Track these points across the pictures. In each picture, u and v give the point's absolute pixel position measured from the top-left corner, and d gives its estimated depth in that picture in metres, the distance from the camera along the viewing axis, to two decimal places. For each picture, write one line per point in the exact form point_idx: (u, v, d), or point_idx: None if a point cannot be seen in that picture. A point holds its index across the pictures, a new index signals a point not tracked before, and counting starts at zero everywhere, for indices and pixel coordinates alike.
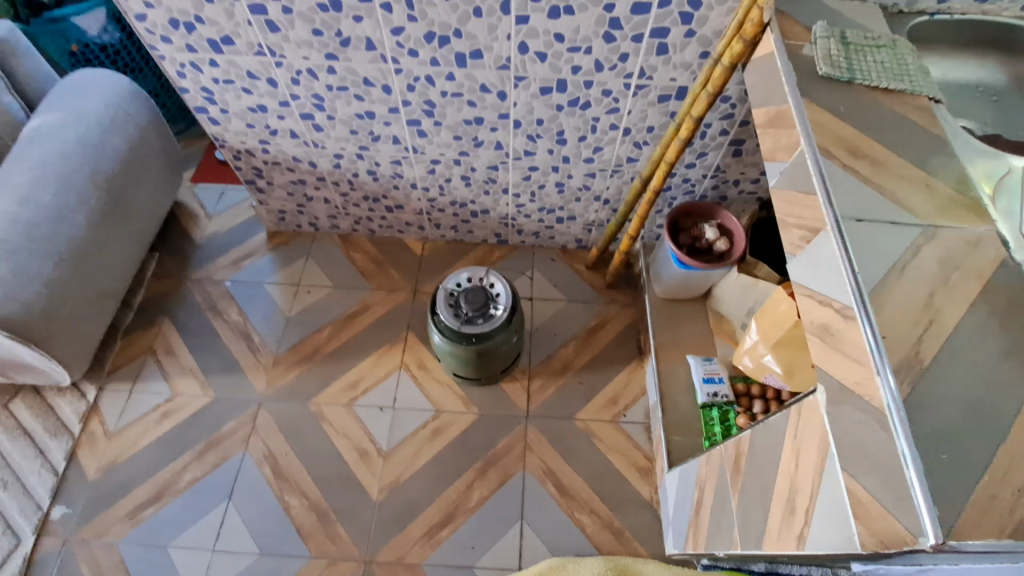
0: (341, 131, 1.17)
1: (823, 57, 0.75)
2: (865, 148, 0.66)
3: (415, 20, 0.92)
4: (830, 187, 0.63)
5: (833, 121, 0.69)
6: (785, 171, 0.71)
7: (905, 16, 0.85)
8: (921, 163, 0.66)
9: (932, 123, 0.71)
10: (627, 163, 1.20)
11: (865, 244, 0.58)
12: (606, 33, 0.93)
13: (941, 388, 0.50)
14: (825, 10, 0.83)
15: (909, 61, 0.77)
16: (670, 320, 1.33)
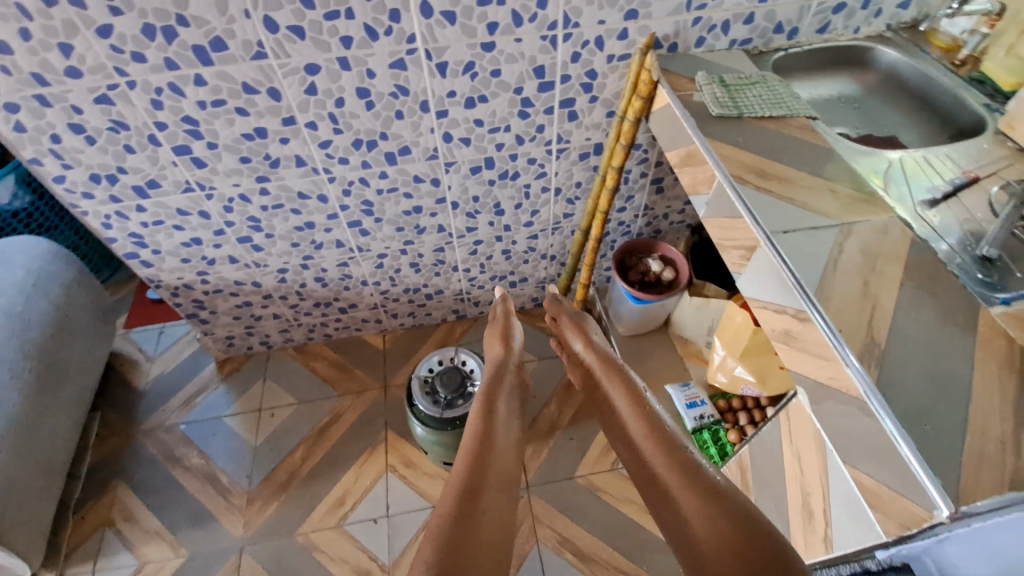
0: (282, 246, 1.18)
1: (712, 101, 0.85)
2: (771, 169, 0.75)
3: (341, 132, 0.97)
4: (752, 208, 0.70)
5: (736, 152, 0.78)
6: (710, 202, 0.79)
7: (765, 54, 0.98)
8: (819, 172, 0.75)
9: (817, 137, 0.81)
10: (564, 220, 1.27)
11: (798, 250, 0.65)
12: (520, 111, 1.01)
13: (903, 364, 0.55)
14: (700, 62, 0.95)
15: (782, 90, 0.89)
16: (640, 356, 1.39)
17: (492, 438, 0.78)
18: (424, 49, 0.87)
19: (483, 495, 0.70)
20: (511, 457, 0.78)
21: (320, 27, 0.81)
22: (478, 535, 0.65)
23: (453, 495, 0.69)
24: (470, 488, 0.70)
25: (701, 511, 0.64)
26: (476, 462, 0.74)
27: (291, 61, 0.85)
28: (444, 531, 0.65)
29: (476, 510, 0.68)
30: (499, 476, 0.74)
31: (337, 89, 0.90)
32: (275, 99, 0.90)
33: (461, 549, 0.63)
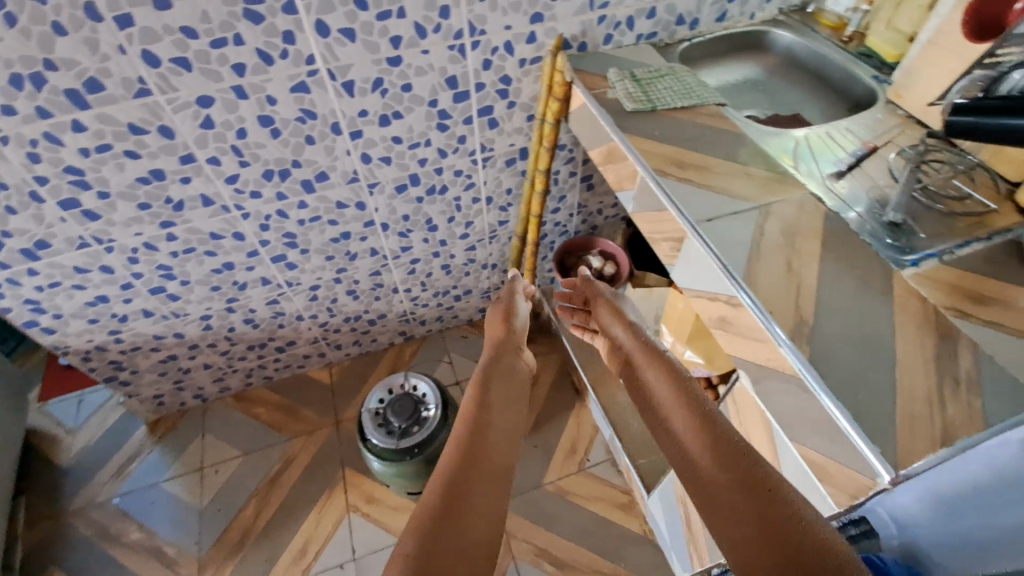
0: (201, 291, 1.10)
1: (625, 97, 0.86)
2: (689, 159, 0.76)
3: (248, 165, 0.91)
4: (675, 199, 0.70)
5: (654, 146, 0.78)
6: (635, 197, 0.79)
7: (671, 46, 1.01)
8: (734, 157, 0.77)
9: (728, 123, 0.83)
10: (500, 227, 1.26)
11: (722, 237, 0.66)
12: (439, 124, 0.98)
13: (831, 337, 0.57)
14: (610, 59, 0.96)
15: (690, 80, 0.91)
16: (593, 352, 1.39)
17: (482, 415, 0.61)
18: (326, 69, 0.83)
19: (463, 482, 0.52)
20: (509, 440, 0.59)
21: (207, 57, 0.76)
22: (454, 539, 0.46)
23: (428, 484, 0.52)
24: (446, 475, 0.52)
25: (745, 474, 0.46)
26: (458, 444, 0.56)
27: (180, 95, 0.79)
28: (414, 530, 0.47)
29: (454, 504, 0.49)
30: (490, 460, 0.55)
31: (237, 120, 0.84)
32: (168, 137, 0.83)
33: (428, 556, 0.44)
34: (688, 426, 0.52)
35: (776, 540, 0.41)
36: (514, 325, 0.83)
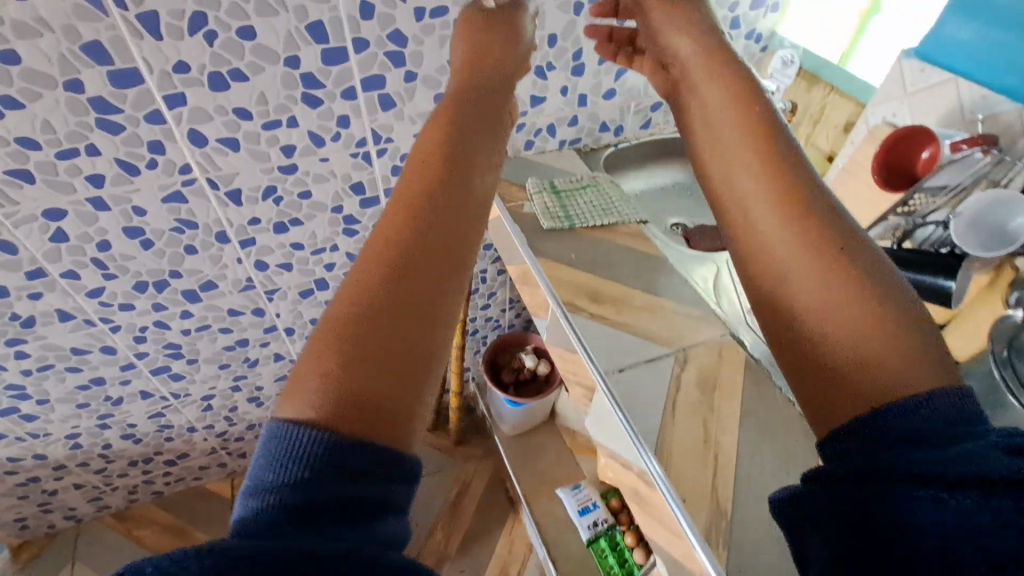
0: (64, 409, 0.95)
1: (542, 213, 0.80)
2: (604, 290, 0.70)
3: (114, 277, 0.80)
4: (586, 341, 0.63)
5: (568, 272, 0.72)
6: (548, 327, 0.71)
7: (596, 151, 0.97)
8: (651, 288, 0.71)
9: (648, 245, 0.78)
10: None
11: (633, 396, 0.58)
12: (346, 229, 0.90)
13: (750, 536, 0.50)
14: (531, 166, 0.91)
15: (612, 193, 0.86)
16: (528, 457, 1.28)
17: (440, 198, 0.48)
18: (205, 179, 0.74)
19: (409, 278, 0.43)
20: (452, 217, 0.47)
21: (53, 168, 0.66)
22: (391, 358, 0.40)
23: (366, 277, 0.43)
24: (387, 279, 0.43)
25: (815, 279, 0.42)
26: (401, 239, 0.45)
27: (21, 208, 0.68)
28: (336, 351, 0.40)
29: (397, 319, 0.42)
30: (446, 257, 0.46)
31: (96, 232, 0.74)
32: (9, 252, 0.71)
33: (356, 375, 0.39)
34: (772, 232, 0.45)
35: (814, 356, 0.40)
36: (500, 70, 0.63)
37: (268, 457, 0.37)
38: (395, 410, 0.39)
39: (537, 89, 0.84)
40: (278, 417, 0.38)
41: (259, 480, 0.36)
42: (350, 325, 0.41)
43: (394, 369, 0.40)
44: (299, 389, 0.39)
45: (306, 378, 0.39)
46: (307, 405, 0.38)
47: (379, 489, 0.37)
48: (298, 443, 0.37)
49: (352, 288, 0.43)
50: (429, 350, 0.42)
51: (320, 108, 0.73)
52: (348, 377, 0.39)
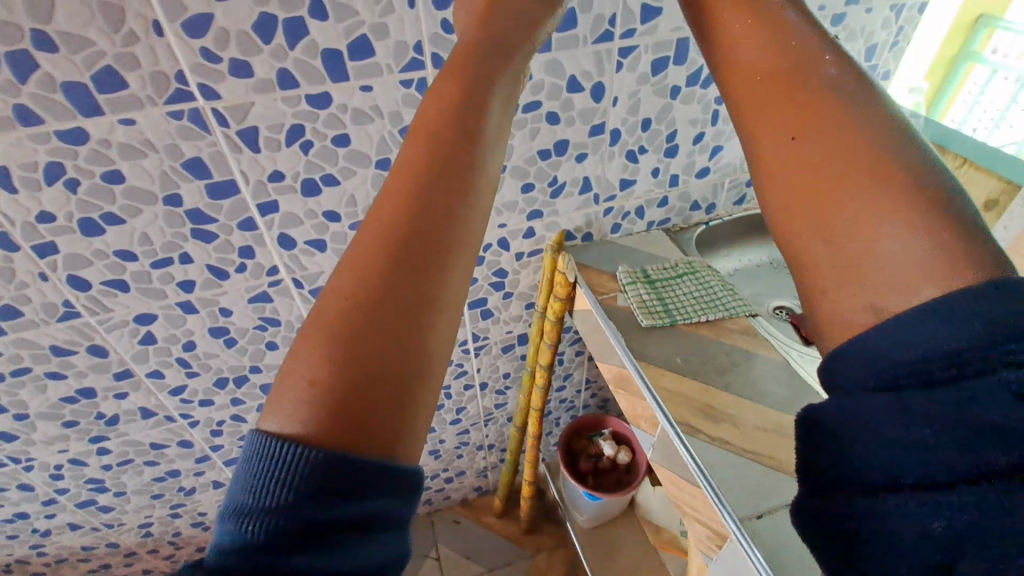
0: (139, 500, 0.94)
1: (639, 307, 0.73)
2: (724, 405, 0.61)
3: (196, 374, 0.78)
4: (711, 475, 0.54)
5: (678, 382, 0.64)
6: (656, 444, 0.63)
7: (686, 230, 0.90)
8: (779, 403, 0.61)
9: (764, 345, 0.69)
10: (497, 409, 1.10)
11: (780, 554, 0.48)
12: None
13: None
14: (619, 250, 0.85)
15: (712, 280, 0.78)
16: (606, 555, 1.15)
17: (448, 144, 0.39)
18: (291, 279, 0.72)
19: (402, 267, 0.35)
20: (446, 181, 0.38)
21: (147, 277, 0.66)
22: (388, 349, 0.33)
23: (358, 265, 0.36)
24: (386, 253, 0.35)
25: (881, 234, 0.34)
26: (389, 211, 0.37)
27: (114, 315, 0.68)
28: (326, 353, 0.33)
29: (390, 307, 0.34)
30: (452, 213, 0.38)
31: (183, 333, 0.73)
32: (99, 356, 0.71)
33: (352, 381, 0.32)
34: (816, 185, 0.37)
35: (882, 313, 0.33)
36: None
37: (242, 477, 0.31)
38: (391, 408, 0.33)
39: (628, 172, 0.79)
40: (260, 430, 0.32)
41: (236, 503, 0.31)
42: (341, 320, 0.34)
43: (396, 360, 0.33)
44: (284, 398, 0.32)
45: (291, 387, 0.32)
46: (292, 423, 0.31)
47: (376, 497, 0.31)
48: (277, 457, 0.30)
49: (345, 269, 0.35)
50: (438, 331, 0.35)
51: None
52: (340, 381, 0.32)
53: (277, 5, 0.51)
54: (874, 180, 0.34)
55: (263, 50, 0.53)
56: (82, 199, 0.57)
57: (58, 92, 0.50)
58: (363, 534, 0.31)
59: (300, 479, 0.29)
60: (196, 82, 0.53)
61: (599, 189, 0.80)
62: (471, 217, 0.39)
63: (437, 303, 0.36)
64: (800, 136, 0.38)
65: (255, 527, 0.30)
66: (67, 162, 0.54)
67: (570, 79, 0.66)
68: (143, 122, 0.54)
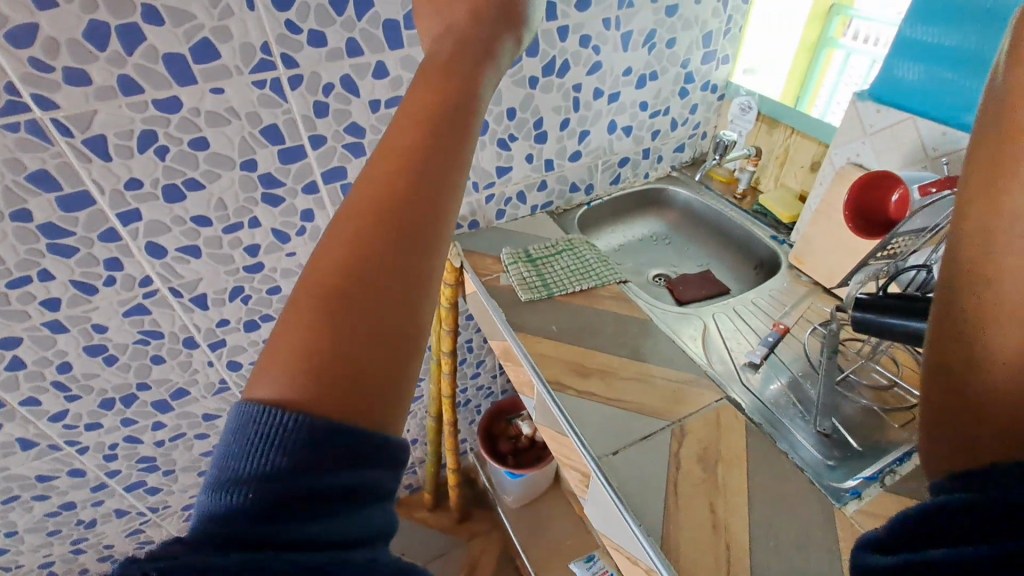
0: (33, 540, 0.89)
1: (519, 284, 0.78)
2: (591, 362, 0.67)
3: (78, 397, 0.76)
4: (575, 424, 0.59)
5: (552, 348, 0.69)
6: (535, 407, 0.68)
7: (569, 212, 0.96)
8: (639, 356, 0.67)
9: (631, 307, 0.75)
10: (413, 403, 1.12)
11: (631, 483, 0.54)
12: None
13: None
14: (505, 234, 0.90)
15: (588, 254, 0.84)
16: (535, 529, 1.20)
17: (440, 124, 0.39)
18: (167, 288, 0.72)
19: (392, 257, 0.35)
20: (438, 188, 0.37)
21: (5, 298, 0.63)
22: (376, 327, 0.33)
23: (346, 241, 0.35)
24: (375, 224, 0.35)
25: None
26: (386, 197, 0.36)
27: None
28: (315, 318, 0.32)
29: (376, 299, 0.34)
30: (445, 194, 0.38)
31: (56, 354, 0.70)
32: None
33: (342, 364, 0.32)
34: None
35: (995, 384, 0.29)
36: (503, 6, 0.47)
37: (230, 451, 0.30)
38: (381, 390, 0.33)
39: (502, 160, 0.84)
40: (245, 400, 0.31)
41: (222, 473, 0.29)
42: (331, 287, 0.33)
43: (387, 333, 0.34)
44: (270, 362, 0.32)
45: (276, 352, 0.32)
46: (277, 388, 0.31)
47: (367, 467, 0.31)
48: (275, 428, 0.29)
49: (333, 248, 0.34)
50: (426, 310, 0.36)
51: (282, 206, 0.72)
52: (331, 349, 0.32)
53: (107, 11, 0.51)
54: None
55: (100, 57, 0.53)
56: None
57: None
58: (357, 501, 0.31)
59: (297, 444, 0.29)
60: (29, 93, 0.53)
61: (476, 177, 0.84)
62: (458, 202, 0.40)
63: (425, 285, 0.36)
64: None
65: (243, 494, 0.28)
66: None
67: None
68: None
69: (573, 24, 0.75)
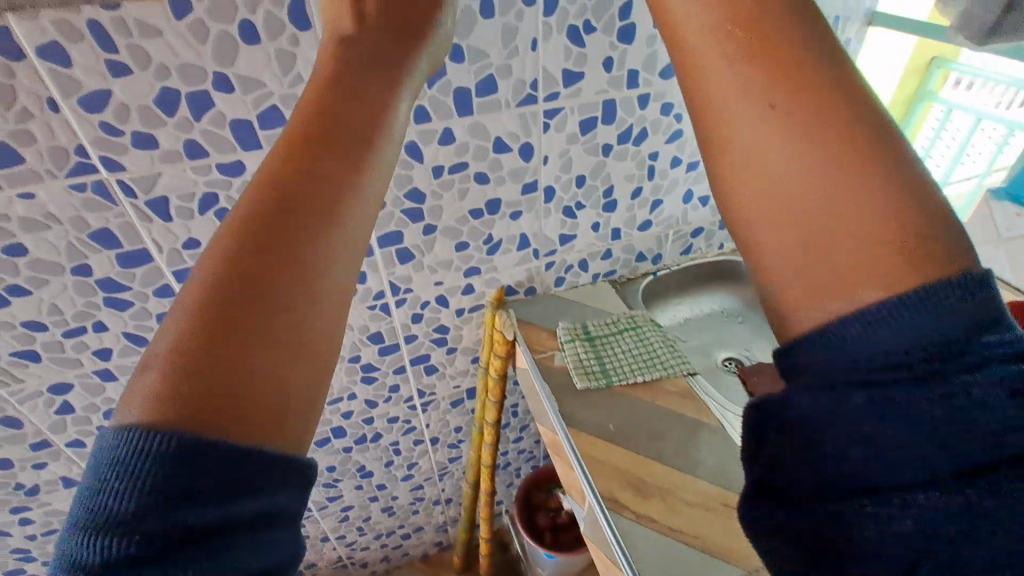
0: None
1: (576, 368, 0.72)
2: (651, 477, 0.59)
3: None
4: (632, 559, 0.51)
5: (607, 451, 0.62)
6: (585, 518, 0.60)
7: (633, 281, 0.89)
8: (711, 475, 0.59)
9: (701, 409, 0.66)
10: (451, 463, 1.06)
11: None
12: (364, 377, 0.84)
13: None
14: (563, 304, 0.84)
15: (653, 335, 0.77)
16: None
17: (338, 122, 0.39)
18: None
19: (277, 265, 0.35)
20: (334, 190, 0.37)
21: (59, 346, 0.63)
22: (262, 338, 0.33)
23: (233, 249, 0.34)
24: (263, 234, 0.35)
25: (830, 164, 0.32)
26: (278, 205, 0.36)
27: (25, 385, 0.65)
28: (190, 318, 0.32)
29: (260, 312, 0.33)
30: (337, 194, 0.37)
31: (103, 401, 0.70)
32: (12, 427, 0.68)
33: (214, 372, 0.31)
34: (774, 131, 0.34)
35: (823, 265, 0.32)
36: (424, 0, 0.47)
37: (95, 478, 0.29)
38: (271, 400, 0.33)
39: (567, 228, 0.78)
40: (118, 421, 0.30)
41: (89, 512, 0.28)
42: (210, 301, 0.33)
43: (267, 328, 0.33)
44: (140, 382, 0.31)
45: (148, 359, 0.32)
46: (142, 395, 0.30)
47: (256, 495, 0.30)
48: (141, 454, 0.28)
49: (220, 261, 0.34)
50: (319, 320, 0.36)
51: None
52: (199, 351, 0.31)
53: (178, 79, 0.50)
54: (831, 174, 0.32)
55: (168, 122, 0.52)
56: None
57: None
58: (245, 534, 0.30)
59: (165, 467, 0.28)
60: (98, 154, 0.52)
61: (537, 244, 0.78)
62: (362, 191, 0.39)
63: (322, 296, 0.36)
64: (771, 91, 0.34)
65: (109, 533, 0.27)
66: None
67: (497, 141, 0.66)
68: (45, 196, 0.53)
69: (655, 92, 0.69)
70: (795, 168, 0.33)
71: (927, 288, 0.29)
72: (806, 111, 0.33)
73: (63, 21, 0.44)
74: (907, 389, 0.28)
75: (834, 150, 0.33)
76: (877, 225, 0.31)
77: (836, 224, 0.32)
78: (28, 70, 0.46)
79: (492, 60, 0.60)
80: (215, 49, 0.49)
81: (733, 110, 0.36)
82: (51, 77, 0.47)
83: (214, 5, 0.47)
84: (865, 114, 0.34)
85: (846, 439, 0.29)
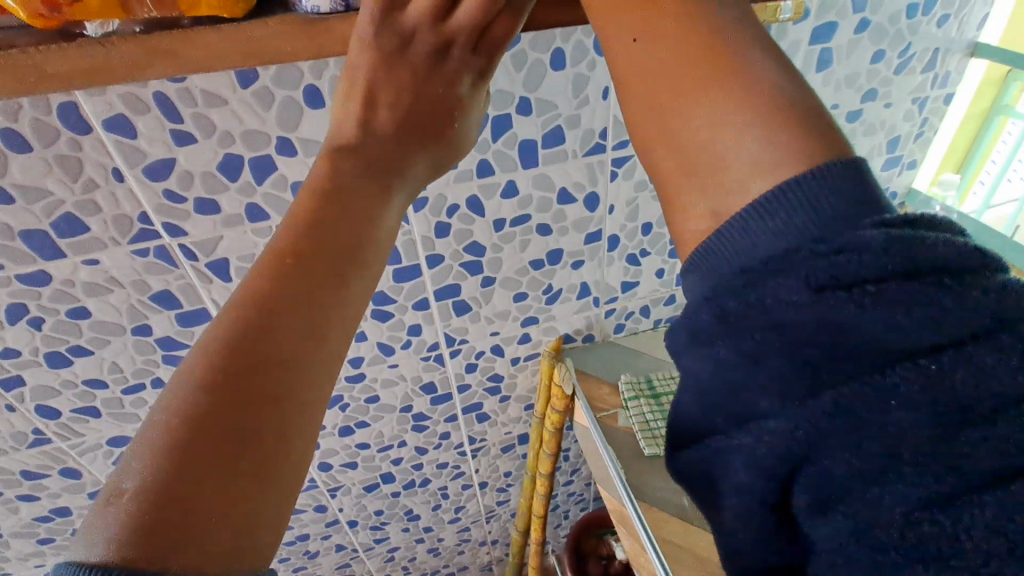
0: None
1: (641, 431, 0.71)
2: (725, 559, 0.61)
3: None
4: None
5: (680, 531, 0.64)
6: None
7: None
8: None
9: None
10: (499, 506, 1.02)
11: None
12: (415, 425, 0.81)
13: None
14: (624, 353, 0.79)
15: None
16: None
17: (331, 220, 0.35)
18: None
19: (251, 391, 0.30)
20: (319, 304, 0.33)
21: (119, 403, 0.63)
22: (227, 474, 0.28)
23: (204, 369, 0.30)
24: (238, 351, 0.31)
25: (705, 84, 0.30)
26: (257, 318, 0.32)
27: (85, 439, 0.65)
28: (158, 450, 0.28)
29: (227, 444, 0.29)
30: (324, 309, 0.33)
31: None
32: (72, 477, 0.68)
33: (170, 519, 0.26)
34: (647, 65, 0.32)
35: (714, 187, 0.30)
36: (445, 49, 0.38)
37: None
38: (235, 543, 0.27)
39: (630, 275, 0.74)
40: (74, 557, 0.25)
41: None
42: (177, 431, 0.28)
43: (247, 449, 0.29)
44: (98, 517, 0.26)
45: (114, 488, 0.27)
46: (99, 537, 0.26)
47: None
48: None
49: (192, 378, 0.30)
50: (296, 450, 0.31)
51: (390, 321, 0.67)
52: (168, 480, 0.27)
53: (241, 144, 0.48)
54: (714, 95, 0.30)
55: (230, 187, 0.51)
56: (48, 334, 0.55)
57: (16, 239, 0.48)
58: None
59: None
60: (161, 221, 0.51)
61: (598, 292, 0.74)
62: (356, 293, 0.35)
63: (296, 423, 0.31)
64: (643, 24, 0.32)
65: None
66: (30, 302, 0.52)
67: (561, 192, 0.62)
68: (108, 261, 0.52)
69: None
70: (682, 95, 0.31)
71: (777, 191, 0.28)
72: (666, 26, 0.31)
73: (130, 94, 0.43)
74: (773, 304, 0.26)
75: (685, 57, 0.31)
76: (740, 123, 0.29)
77: (693, 126, 0.30)
78: (95, 142, 0.45)
79: (561, 111, 0.56)
80: (279, 115, 0.47)
81: (620, 52, 0.33)
82: (117, 148, 0.46)
83: (280, 73, 0.45)
84: (741, 23, 0.31)
85: (696, 360, 0.29)
